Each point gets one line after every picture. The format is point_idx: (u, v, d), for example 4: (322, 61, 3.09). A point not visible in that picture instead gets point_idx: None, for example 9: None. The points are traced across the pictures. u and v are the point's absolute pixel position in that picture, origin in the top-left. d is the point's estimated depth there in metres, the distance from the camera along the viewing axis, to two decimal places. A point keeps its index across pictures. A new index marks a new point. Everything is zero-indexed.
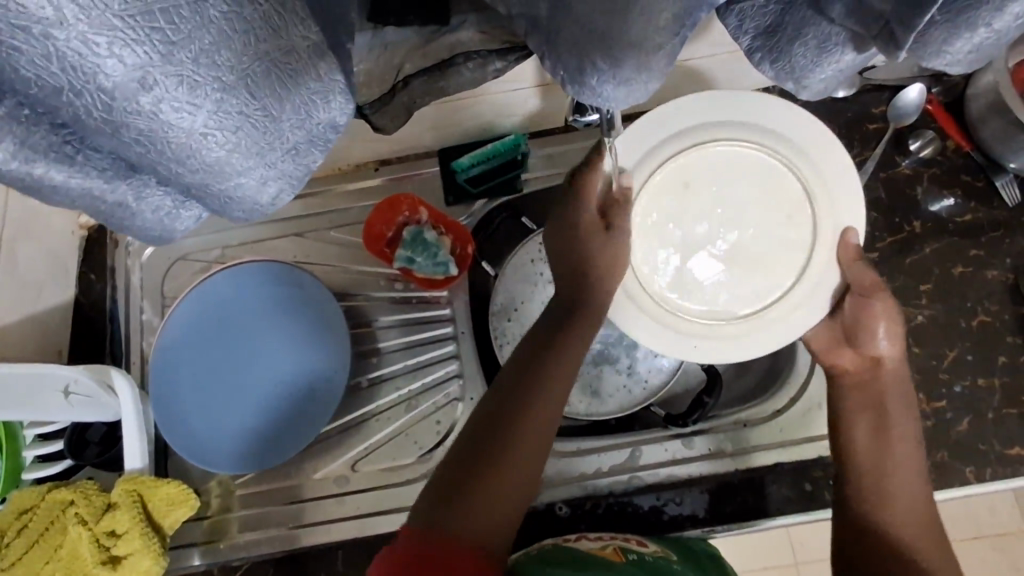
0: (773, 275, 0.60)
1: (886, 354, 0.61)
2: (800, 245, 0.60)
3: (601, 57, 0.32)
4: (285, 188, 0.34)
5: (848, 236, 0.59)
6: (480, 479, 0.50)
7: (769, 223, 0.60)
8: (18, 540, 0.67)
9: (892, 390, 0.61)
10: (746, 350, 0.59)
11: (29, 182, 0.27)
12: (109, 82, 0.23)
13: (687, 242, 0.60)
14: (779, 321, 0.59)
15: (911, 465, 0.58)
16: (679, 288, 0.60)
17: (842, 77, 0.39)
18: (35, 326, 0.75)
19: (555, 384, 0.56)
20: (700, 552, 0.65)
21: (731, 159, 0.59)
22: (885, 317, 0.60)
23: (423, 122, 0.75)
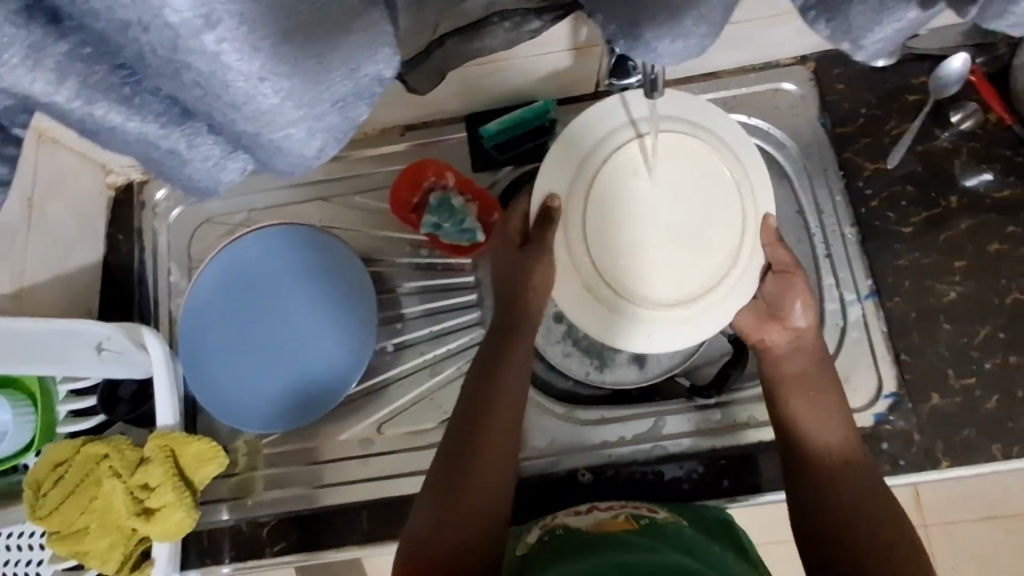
0: (709, 262, 0.64)
1: (805, 323, 0.66)
2: (732, 231, 0.64)
3: (659, 9, 0.31)
4: (330, 143, 0.33)
5: (767, 221, 0.65)
6: (458, 497, 0.58)
7: (705, 210, 0.64)
8: (54, 491, 0.69)
9: (810, 359, 0.66)
10: (683, 330, 0.64)
11: (90, 124, 0.27)
12: (176, 19, 0.23)
13: (632, 226, 0.63)
14: (721, 302, 0.64)
15: (841, 435, 0.63)
16: (626, 271, 0.63)
17: (899, 37, 0.38)
18: (67, 283, 0.77)
19: (507, 394, 0.63)
20: (708, 518, 0.65)
21: (678, 148, 0.63)
22: (800, 292, 0.66)
23: (453, 86, 0.74)
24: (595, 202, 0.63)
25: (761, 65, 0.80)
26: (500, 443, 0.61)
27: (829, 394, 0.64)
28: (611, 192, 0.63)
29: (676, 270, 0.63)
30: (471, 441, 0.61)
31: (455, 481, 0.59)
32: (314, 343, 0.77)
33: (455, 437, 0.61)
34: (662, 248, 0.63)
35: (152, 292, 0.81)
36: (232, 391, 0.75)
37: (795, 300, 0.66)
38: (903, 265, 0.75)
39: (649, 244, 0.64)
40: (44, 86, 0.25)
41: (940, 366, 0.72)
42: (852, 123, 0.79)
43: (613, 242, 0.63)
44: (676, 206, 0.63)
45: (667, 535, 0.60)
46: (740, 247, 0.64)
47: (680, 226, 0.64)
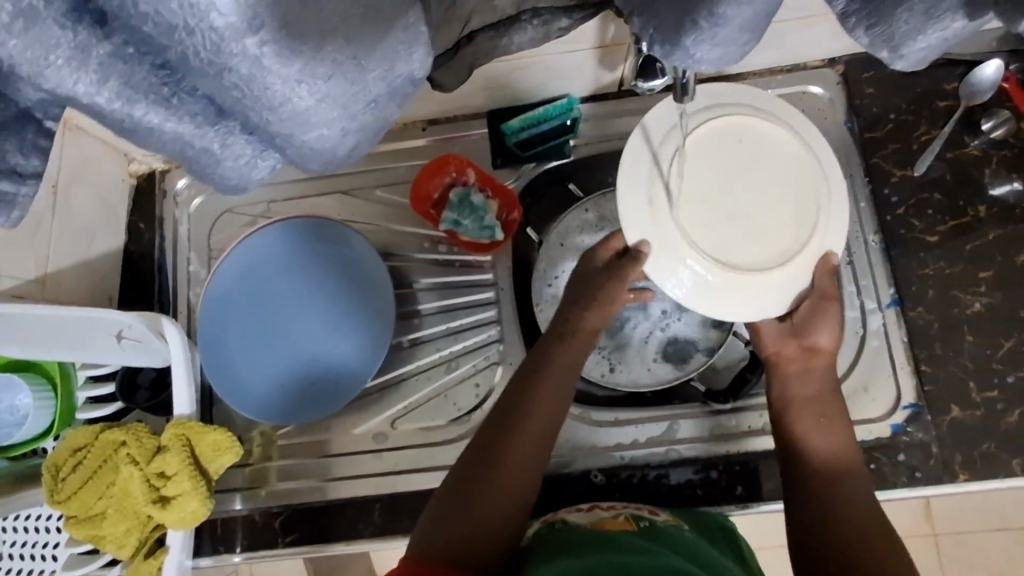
0: (778, 242, 0.60)
1: (825, 346, 0.63)
2: (792, 242, 0.60)
3: (703, 14, 0.30)
4: (361, 141, 0.33)
5: (827, 259, 0.61)
6: (473, 491, 0.57)
7: (775, 214, 0.61)
8: (74, 476, 0.70)
9: (824, 376, 0.63)
10: (739, 304, 0.60)
11: (127, 125, 0.27)
12: (221, 23, 0.23)
13: (705, 194, 0.61)
14: (753, 291, 0.60)
15: (849, 459, 0.61)
16: (692, 234, 0.60)
17: (944, 45, 0.37)
18: (88, 271, 0.77)
19: (543, 404, 0.63)
20: (711, 523, 0.65)
21: (772, 146, 0.62)
22: (830, 316, 0.62)
23: (478, 82, 0.73)
24: (679, 166, 0.61)
25: (790, 67, 0.79)
26: (527, 447, 0.61)
27: (838, 420, 0.62)
28: (693, 158, 0.61)
29: (739, 242, 0.60)
30: (500, 441, 0.61)
31: (474, 475, 0.59)
32: (326, 346, 0.77)
33: (485, 433, 0.62)
34: (719, 220, 0.60)
35: (172, 281, 0.82)
36: (244, 380, 0.75)
37: (823, 326, 0.62)
38: (928, 274, 0.74)
39: (720, 215, 0.61)
40: (86, 86, 0.25)
41: (962, 378, 0.71)
42: (880, 127, 0.77)
43: (683, 206, 0.60)
44: (749, 187, 0.61)
45: (667, 537, 0.59)
46: (812, 235, 0.61)
47: (751, 206, 0.61)
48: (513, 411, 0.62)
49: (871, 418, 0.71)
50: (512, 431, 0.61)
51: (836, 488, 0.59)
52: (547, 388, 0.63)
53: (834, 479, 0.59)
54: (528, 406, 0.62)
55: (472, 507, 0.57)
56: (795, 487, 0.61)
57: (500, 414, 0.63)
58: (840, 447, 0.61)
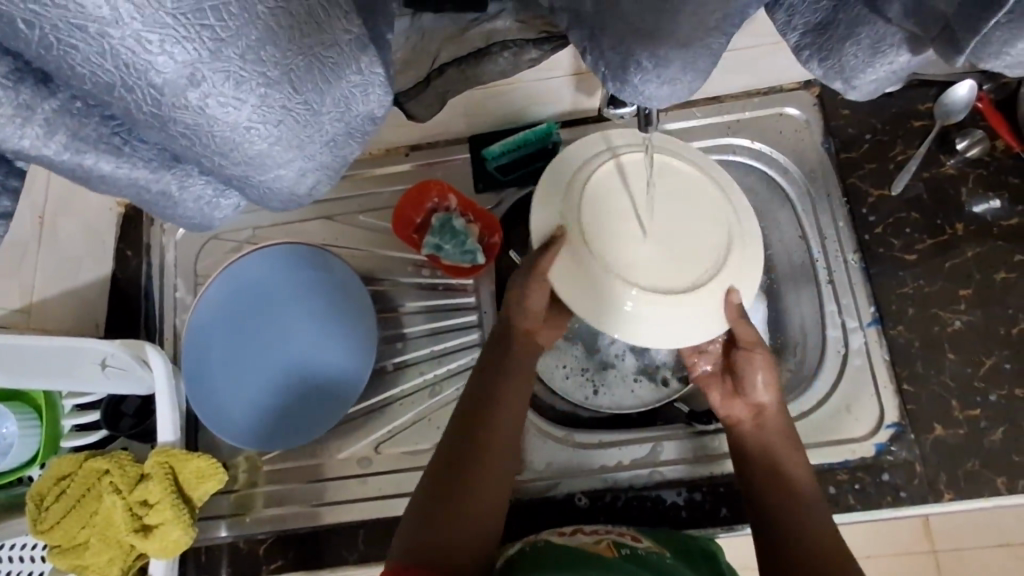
0: (695, 266, 0.63)
1: (767, 402, 0.65)
2: (703, 273, 0.63)
3: (646, 55, 0.32)
4: (322, 180, 0.33)
5: (732, 294, 0.63)
6: (449, 507, 0.55)
7: (689, 246, 0.64)
8: (55, 506, 0.69)
9: (774, 421, 0.64)
10: (663, 329, 0.62)
11: (80, 173, 0.28)
12: (160, 79, 0.24)
13: (623, 224, 0.65)
14: (663, 315, 0.62)
15: (810, 486, 0.60)
16: (612, 263, 0.63)
17: (894, 77, 0.38)
18: (75, 299, 0.78)
19: (507, 409, 0.62)
20: (691, 546, 0.65)
21: (689, 188, 0.66)
22: (764, 367, 0.65)
23: (457, 109, 0.74)
24: (593, 204, 0.65)
25: (766, 89, 0.80)
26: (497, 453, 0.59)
27: (795, 454, 0.63)
28: (607, 192, 0.66)
29: (657, 270, 0.63)
30: (473, 455, 0.58)
31: (452, 490, 0.56)
32: (310, 370, 0.77)
33: (456, 447, 0.59)
34: (634, 246, 0.64)
35: (159, 308, 0.82)
36: (225, 403, 0.75)
37: (757, 377, 0.65)
38: (908, 292, 0.74)
39: (636, 246, 0.64)
40: (33, 140, 0.26)
41: (945, 397, 0.71)
42: (856, 147, 0.78)
43: (603, 242, 0.64)
44: (662, 218, 0.65)
45: (647, 563, 0.58)
46: (727, 264, 0.64)
47: (665, 236, 0.64)
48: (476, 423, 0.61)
49: (855, 438, 0.71)
50: (482, 443, 0.59)
51: (796, 510, 0.58)
52: (510, 395, 0.62)
53: (796, 504, 0.59)
54: (494, 416, 0.61)
55: (451, 522, 0.54)
56: (762, 522, 0.59)
57: (466, 426, 0.61)
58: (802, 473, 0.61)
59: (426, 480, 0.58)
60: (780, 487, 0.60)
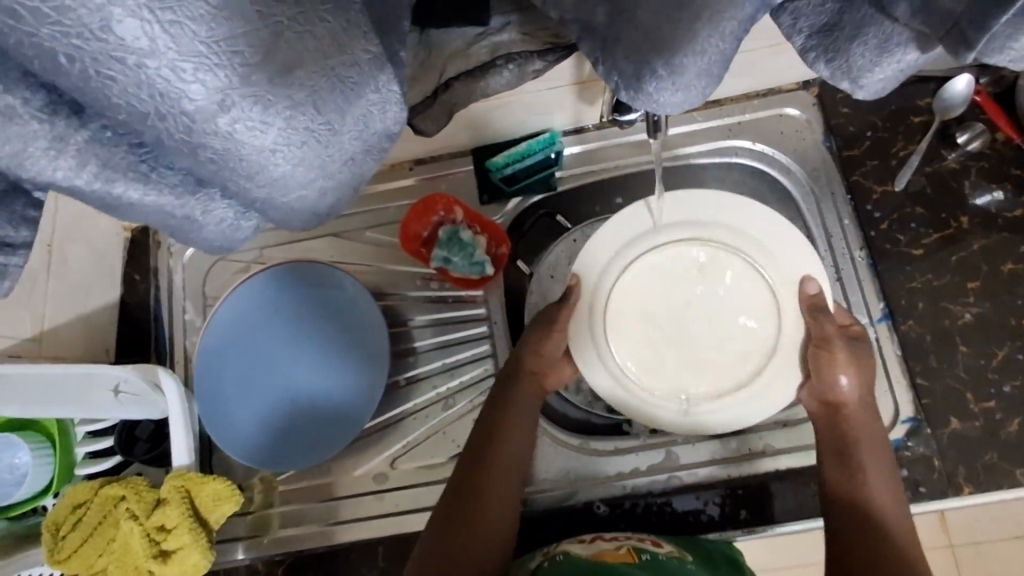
0: (756, 334, 0.66)
1: (847, 396, 0.63)
2: (759, 351, 0.66)
3: (660, 63, 0.32)
4: (341, 198, 0.33)
5: (808, 284, 0.64)
6: (463, 522, 0.60)
7: (732, 319, 0.66)
8: (73, 534, 0.69)
9: (856, 415, 0.63)
10: (734, 422, 0.65)
11: (109, 201, 0.29)
12: (192, 106, 0.24)
13: (662, 320, 0.67)
14: (734, 408, 0.65)
15: (886, 487, 0.60)
16: (662, 365, 0.66)
17: (901, 77, 0.39)
18: (85, 325, 0.78)
19: (514, 431, 0.65)
20: (714, 552, 0.64)
21: (709, 259, 0.67)
22: (843, 361, 0.62)
23: (461, 122, 0.75)
24: (624, 325, 0.67)
25: (766, 91, 0.81)
26: (504, 485, 0.63)
27: (880, 459, 0.61)
28: (637, 293, 0.67)
29: (717, 357, 0.66)
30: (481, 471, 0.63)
31: (462, 504, 0.61)
32: (321, 392, 0.77)
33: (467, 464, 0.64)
34: (679, 341, 0.67)
35: (169, 331, 0.83)
36: (234, 428, 0.75)
37: (840, 369, 0.62)
38: (917, 287, 0.74)
39: (685, 335, 0.67)
40: (67, 171, 0.27)
41: (959, 390, 0.71)
42: (858, 145, 0.79)
43: (647, 346, 0.67)
44: (700, 302, 0.67)
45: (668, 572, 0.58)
46: (778, 335, 0.65)
47: (710, 311, 0.67)
48: (490, 458, 0.64)
49: None
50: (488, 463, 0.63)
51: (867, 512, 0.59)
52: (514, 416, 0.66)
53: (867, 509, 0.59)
54: (499, 436, 0.65)
55: (464, 538, 0.59)
56: (830, 524, 0.60)
57: (474, 457, 0.64)
58: (879, 475, 0.61)
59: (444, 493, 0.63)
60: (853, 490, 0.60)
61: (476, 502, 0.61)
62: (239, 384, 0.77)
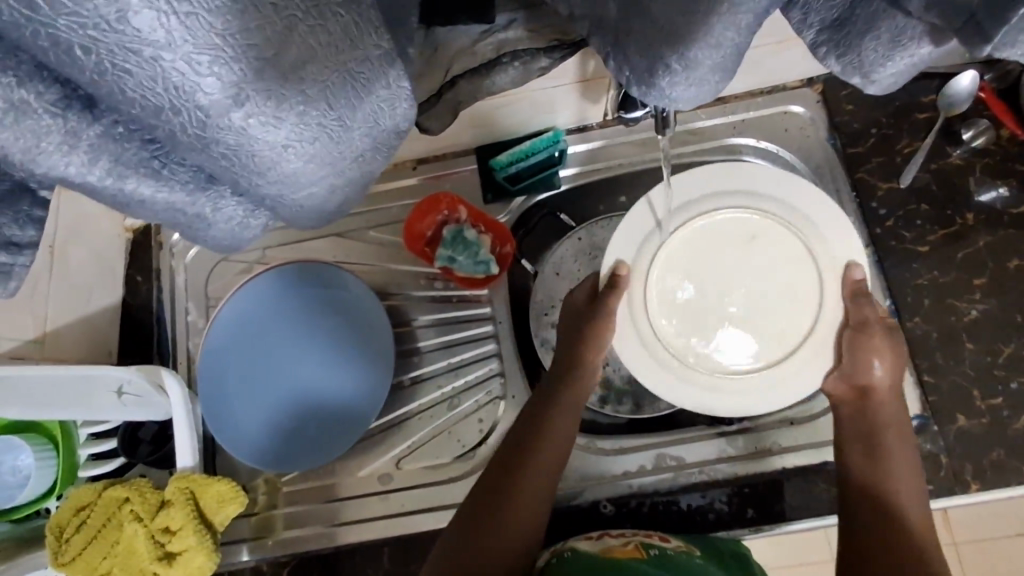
0: (791, 313, 0.65)
1: (878, 383, 0.62)
2: (796, 329, 0.64)
3: (673, 58, 0.32)
4: (349, 195, 0.33)
5: (852, 269, 0.63)
6: (500, 508, 0.60)
7: (770, 297, 0.65)
8: (77, 536, 0.68)
9: (887, 406, 0.62)
10: (770, 402, 0.64)
11: (119, 197, 0.28)
12: (206, 101, 0.24)
13: (697, 296, 0.66)
14: (770, 387, 0.64)
15: (912, 482, 0.60)
16: (696, 343, 0.65)
17: (914, 70, 0.39)
18: (88, 327, 0.77)
19: (559, 423, 0.65)
20: (722, 549, 0.64)
21: (747, 234, 0.65)
22: (879, 347, 0.61)
23: (466, 120, 0.74)
24: (655, 310, 0.65)
25: (770, 88, 0.80)
26: (535, 484, 0.62)
27: (908, 454, 0.61)
28: (673, 267, 0.66)
29: (756, 336, 0.65)
30: (522, 459, 0.63)
31: (499, 491, 0.61)
32: (327, 393, 0.77)
33: (507, 451, 0.64)
34: (714, 318, 0.66)
35: (171, 332, 0.82)
36: (237, 426, 0.75)
37: (875, 355, 0.61)
38: (922, 284, 0.74)
39: (719, 314, 0.66)
40: (79, 167, 0.26)
41: (965, 387, 0.71)
42: (863, 142, 0.79)
43: (680, 324, 0.66)
44: (736, 278, 0.66)
45: (676, 565, 0.58)
46: (818, 313, 0.64)
47: (749, 289, 0.66)
48: (528, 453, 0.63)
49: None
50: (529, 451, 0.63)
51: (891, 505, 0.58)
52: (562, 409, 0.66)
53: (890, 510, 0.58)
54: (543, 426, 0.65)
55: (498, 524, 0.59)
56: (850, 514, 0.60)
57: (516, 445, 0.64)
58: (906, 470, 0.60)
59: (482, 478, 0.64)
60: (877, 487, 0.59)
61: (507, 498, 0.61)
62: (257, 377, 0.77)
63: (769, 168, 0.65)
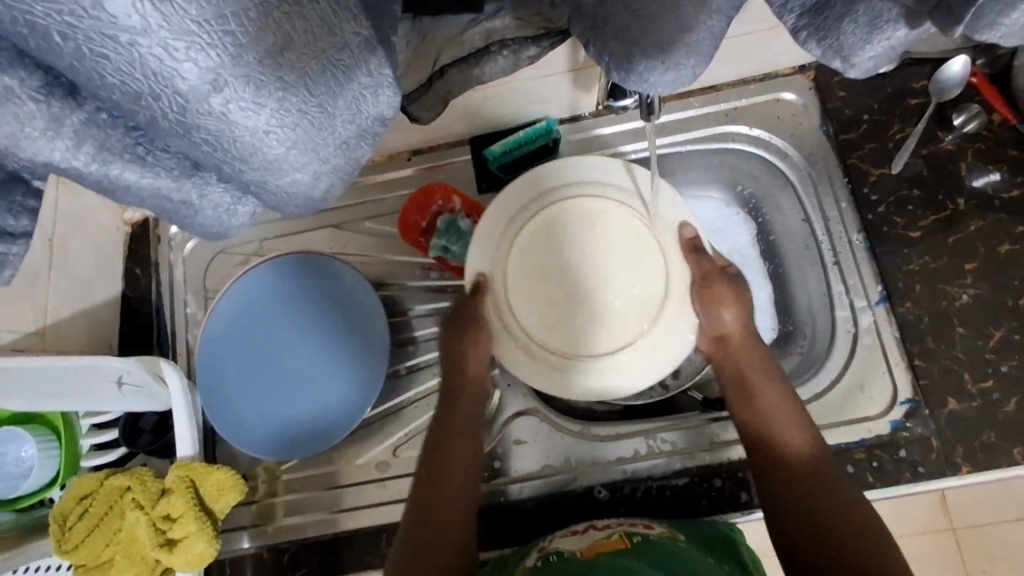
0: (647, 278, 0.66)
1: (729, 329, 0.68)
2: (658, 297, 0.66)
3: (651, 44, 0.33)
4: (336, 182, 0.34)
5: (685, 232, 0.67)
6: (430, 520, 0.64)
7: (627, 270, 0.66)
8: (79, 524, 0.69)
9: (744, 349, 0.68)
10: (642, 377, 0.65)
11: (106, 183, 0.29)
12: (185, 86, 0.24)
13: (561, 283, 0.66)
14: (640, 361, 0.65)
15: (805, 437, 0.64)
16: (567, 329, 0.65)
17: (891, 53, 0.39)
18: (88, 319, 0.78)
19: (461, 429, 0.69)
20: (711, 533, 0.65)
21: (593, 217, 0.66)
22: (724, 296, 0.67)
23: (458, 111, 0.75)
24: (520, 299, 0.66)
25: (761, 76, 0.81)
26: (461, 486, 0.66)
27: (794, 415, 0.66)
28: (529, 262, 0.66)
29: (623, 313, 0.65)
30: (437, 471, 0.66)
31: (428, 505, 0.65)
32: (324, 384, 0.78)
33: (425, 466, 0.67)
34: (579, 303, 0.66)
35: (171, 324, 0.83)
36: (234, 417, 0.76)
37: (726, 302, 0.67)
38: (914, 269, 0.74)
39: (585, 294, 0.66)
40: (63, 152, 0.27)
41: (957, 370, 0.71)
42: (855, 128, 0.79)
43: (548, 312, 0.66)
44: (592, 261, 0.66)
45: (660, 550, 0.59)
46: (671, 279, 0.66)
47: (608, 266, 0.66)
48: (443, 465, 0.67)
49: (871, 416, 0.72)
50: (444, 464, 0.67)
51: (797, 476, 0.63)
52: (462, 416, 0.69)
53: (795, 472, 0.63)
54: (450, 433, 0.68)
55: (432, 533, 0.63)
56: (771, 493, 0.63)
57: (430, 462, 0.67)
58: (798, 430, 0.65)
59: (411, 492, 0.67)
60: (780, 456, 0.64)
61: (437, 511, 0.65)
62: (260, 373, 0.78)
63: (596, 156, 0.68)
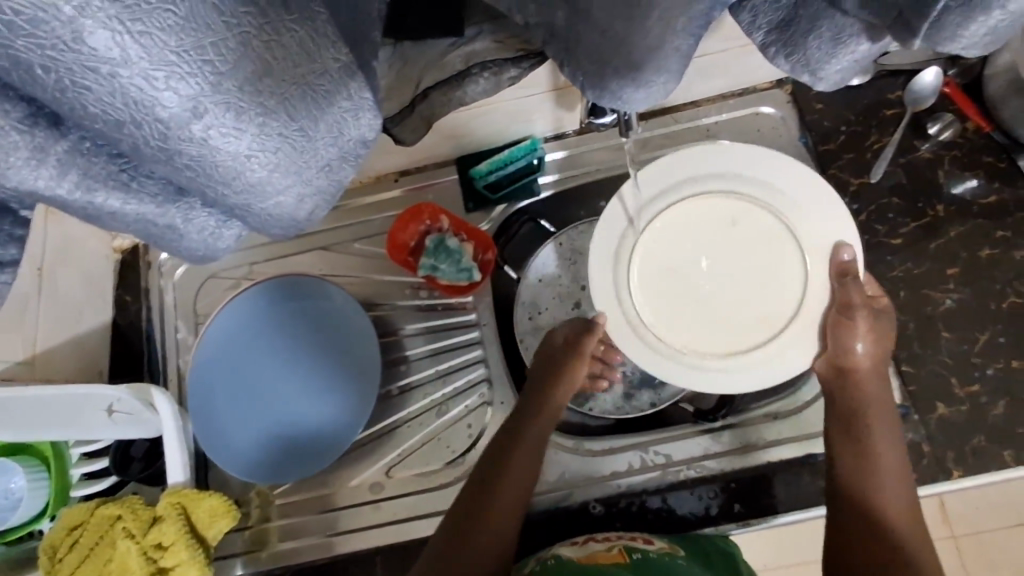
0: (778, 288, 0.65)
1: (859, 361, 0.63)
2: (788, 302, 0.65)
3: (621, 64, 0.34)
4: (319, 204, 0.34)
5: (839, 250, 0.63)
6: (472, 527, 0.61)
7: (751, 277, 0.66)
8: (70, 555, 0.69)
9: (870, 378, 0.64)
10: (759, 378, 0.64)
11: (91, 209, 0.30)
12: (165, 114, 0.25)
13: (681, 282, 0.67)
14: (758, 363, 0.64)
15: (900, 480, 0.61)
16: (682, 331, 0.66)
17: (858, 66, 0.40)
18: (78, 348, 0.78)
19: (525, 446, 0.66)
20: (710, 548, 0.64)
21: (730, 217, 0.66)
22: (865, 326, 0.63)
23: (443, 132, 0.76)
24: (641, 295, 0.66)
25: (740, 91, 0.82)
26: (510, 501, 0.64)
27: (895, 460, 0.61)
28: (653, 254, 0.67)
29: (742, 319, 0.65)
30: (488, 483, 0.64)
31: (473, 512, 0.63)
32: (317, 406, 0.78)
33: (481, 472, 0.66)
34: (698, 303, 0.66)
35: (161, 351, 0.83)
36: (223, 438, 0.75)
37: (858, 334, 0.62)
38: (898, 275, 0.75)
39: (706, 296, 0.66)
40: (48, 181, 0.28)
41: (944, 375, 0.72)
42: (833, 140, 0.81)
43: (663, 311, 0.66)
44: (721, 258, 0.66)
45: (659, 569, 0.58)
46: (807, 293, 0.64)
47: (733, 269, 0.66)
48: (500, 475, 0.65)
49: None
50: (501, 476, 0.64)
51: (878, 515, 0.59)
52: (534, 432, 0.67)
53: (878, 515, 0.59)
54: (514, 444, 0.66)
55: (473, 543, 0.61)
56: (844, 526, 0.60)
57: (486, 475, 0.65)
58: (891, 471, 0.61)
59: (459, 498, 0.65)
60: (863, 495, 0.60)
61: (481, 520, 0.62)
62: (251, 396, 0.78)
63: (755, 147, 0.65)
